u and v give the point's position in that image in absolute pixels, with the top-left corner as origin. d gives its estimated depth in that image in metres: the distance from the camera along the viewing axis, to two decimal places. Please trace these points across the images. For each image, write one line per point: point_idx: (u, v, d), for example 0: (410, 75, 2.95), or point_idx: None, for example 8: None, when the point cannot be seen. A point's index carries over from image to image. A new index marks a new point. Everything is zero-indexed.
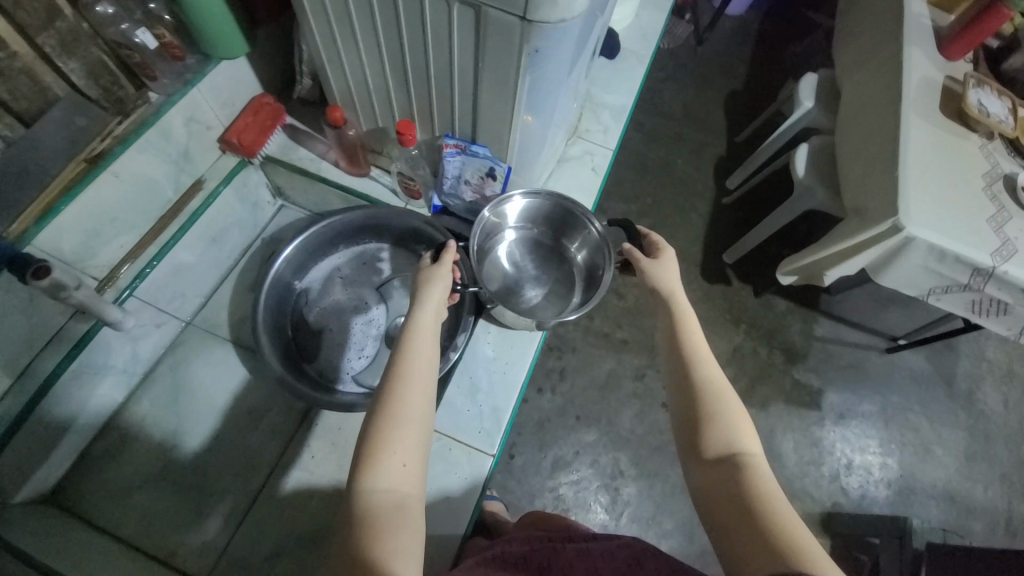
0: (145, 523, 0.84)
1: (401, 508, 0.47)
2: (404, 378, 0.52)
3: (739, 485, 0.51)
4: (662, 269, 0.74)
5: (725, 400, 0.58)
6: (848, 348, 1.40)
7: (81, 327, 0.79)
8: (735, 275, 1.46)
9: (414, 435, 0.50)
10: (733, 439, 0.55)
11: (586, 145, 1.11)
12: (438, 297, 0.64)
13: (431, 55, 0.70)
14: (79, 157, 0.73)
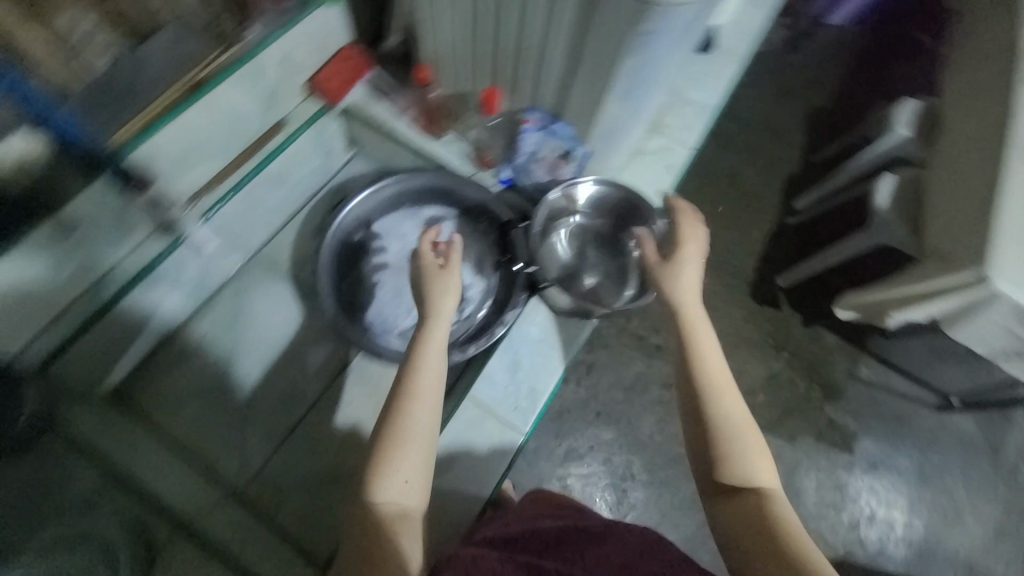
0: (192, 433, 0.89)
1: (404, 519, 0.58)
2: (408, 398, 0.61)
3: (760, 520, 0.54)
4: (684, 274, 0.71)
5: (745, 434, 0.60)
6: (894, 396, 1.32)
7: (161, 241, 0.82)
8: (787, 301, 1.39)
9: (415, 453, 0.59)
10: (753, 474, 0.58)
11: (666, 141, 1.06)
12: (447, 310, 0.69)
13: (535, 24, 0.68)
14: (182, 82, 0.76)
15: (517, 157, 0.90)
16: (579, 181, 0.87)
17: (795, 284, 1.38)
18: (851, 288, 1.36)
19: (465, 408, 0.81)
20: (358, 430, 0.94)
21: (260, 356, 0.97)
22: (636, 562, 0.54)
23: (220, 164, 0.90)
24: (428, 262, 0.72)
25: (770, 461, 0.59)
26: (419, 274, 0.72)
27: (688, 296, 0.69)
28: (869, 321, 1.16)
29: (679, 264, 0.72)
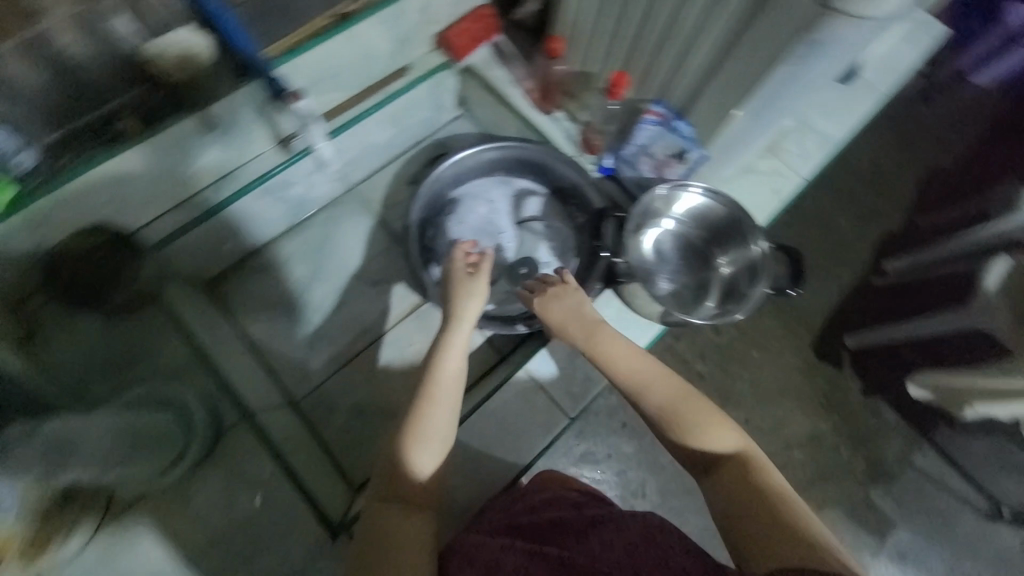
0: (268, 332, 0.97)
1: (416, 514, 0.57)
2: (428, 398, 0.61)
3: (745, 488, 0.54)
4: (555, 306, 0.72)
5: (688, 408, 0.60)
6: (943, 492, 1.20)
7: (281, 157, 0.88)
8: (852, 363, 1.27)
9: (430, 454, 0.60)
10: (716, 441, 0.58)
11: (777, 165, 1.01)
12: (473, 314, 0.69)
13: (692, 13, 0.66)
14: (332, 11, 0.81)
15: (628, 149, 0.88)
16: (689, 186, 0.84)
17: (866, 347, 1.25)
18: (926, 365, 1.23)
19: (518, 378, 0.84)
20: (404, 375, 0.97)
21: (331, 284, 1.02)
22: (639, 550, 0.53)
23: (342, 96, 0.94)
24: (458, 272, 0.74)
25: (731, 421, 0.60)
26: (450, 282, 0.73)
27: (581, 324, 0.70)
28: (945, 404, 1.11)
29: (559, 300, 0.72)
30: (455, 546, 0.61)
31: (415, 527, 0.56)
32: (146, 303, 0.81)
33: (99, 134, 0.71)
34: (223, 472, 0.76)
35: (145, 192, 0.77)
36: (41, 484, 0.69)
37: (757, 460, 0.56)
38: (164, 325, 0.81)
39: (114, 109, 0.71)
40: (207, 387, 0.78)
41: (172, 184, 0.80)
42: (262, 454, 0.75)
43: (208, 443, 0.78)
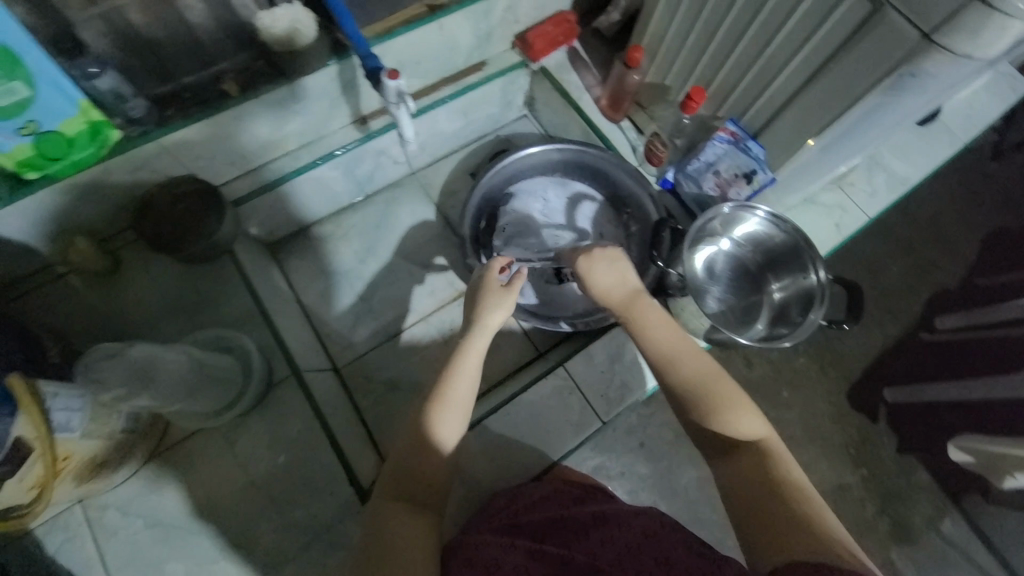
0: (318, 299, 1.00)
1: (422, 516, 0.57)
2: (442, 404, 0.61)
3: (761, 475, 0.53)
4: (599, 267, 0.68)
5: (719, 389, 0.59)
6: (973, 569, 1.11)
7: (358, 134, 0.94)
8: (887, 419, 1.19)
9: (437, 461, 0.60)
10: (744, 428, 0.57)
11: (843, 199, 0.98)
12: (493, 326, 0.67)
13: (781, 35, 0.67)
14: (424, 2, 0.85)
15: (692, 165, 0.86)
16: (756, 207, 0.80)
17: (905, 403, 1.19)
18: (970, 433, 1.15)
19: (555, 375, 0.84)
20: (433, 359, 0.98)
21: (377, 261, 1.04)
22: (641, 547, 0.53)
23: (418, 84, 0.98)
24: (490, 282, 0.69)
25: (760, 413, 0.58)
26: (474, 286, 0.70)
27: (622, 292, 0.68)
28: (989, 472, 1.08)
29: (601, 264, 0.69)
30: (457, 544, 0.59)
31: (417, 526, 0.55)
32: (223, 255, 0.85)
33: (202, 93, 0.75)
34: (266, 423, 0.77)
35: (233, 151, 0.82)
36: (107, 411, 0.60)
37: (776, 452, 0.55)
38: (230, 278, 0.85)
39: (219, 71, 0.76)
40: (263, 341, 0.81)
41: (258, 147, 0.85)
42: (303, 414, 0.77)
43: (262, 392, 0.78)
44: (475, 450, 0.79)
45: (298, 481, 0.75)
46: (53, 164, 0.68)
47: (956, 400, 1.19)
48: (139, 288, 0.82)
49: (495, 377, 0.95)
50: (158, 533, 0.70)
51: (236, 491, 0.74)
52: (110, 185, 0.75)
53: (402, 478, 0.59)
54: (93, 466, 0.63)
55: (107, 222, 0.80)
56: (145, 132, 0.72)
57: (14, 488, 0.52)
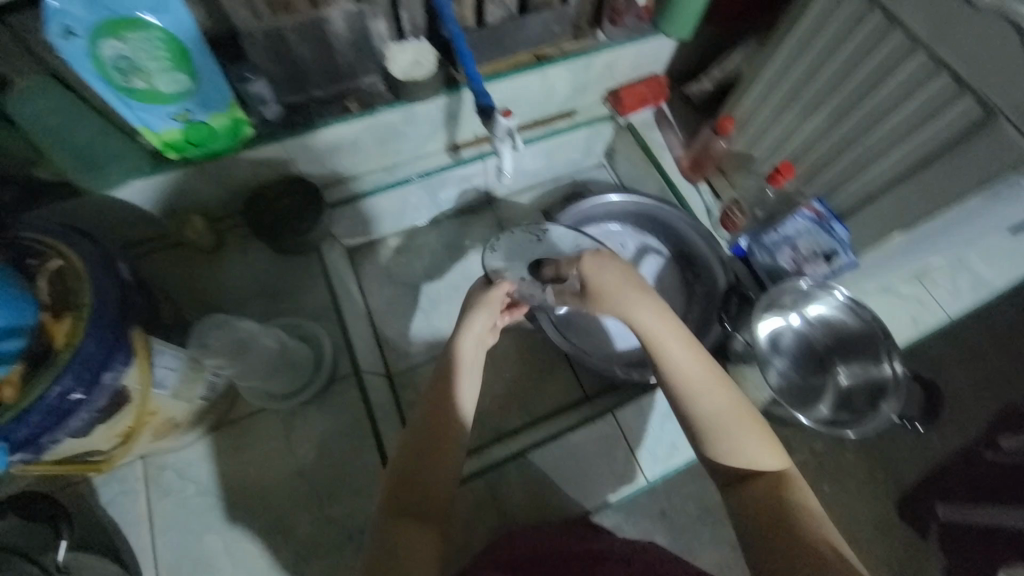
0: (380, 306, 1.04)
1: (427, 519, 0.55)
2: (434, 407, 0.60)
3: (780, 518, 0.49)
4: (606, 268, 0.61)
5: (736, 419, 0.54)
6: None
7: (449, 159, 1.00)
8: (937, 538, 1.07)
9: (440, 471, 0.58)
10: (762, 463, 0.53)
11: (922, 293, 0.96)
12: (481, 328, 0.66)
13: (885, 126, 0.68)
14: (532, 52, 0.92)
15: (768, 236, 0.86)
16: (836, 288, 0.81)
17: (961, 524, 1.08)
18: None
19: (605, 422, 0.83)
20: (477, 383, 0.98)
21: (441, 279, 1.08)
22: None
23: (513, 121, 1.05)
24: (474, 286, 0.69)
25: (780, 447, 0.55)
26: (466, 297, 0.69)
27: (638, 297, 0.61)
28: None
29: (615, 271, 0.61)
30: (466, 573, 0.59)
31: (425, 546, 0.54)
32: (311, 250, 0.93)
33: (326, 106, 0.84)
34: (321, 414, 0.80)
35: (338, 158, 0.90)
36: (194, 372, 0.65)
37: (797, 491, 0.52)
38: (314, 273, 0.92)
39: (345, 89, 0.84)
40: (336, 340, 0.87)
41: (361, 158, 0.93)
42: (358, 413, 0.81)
43: (322, 386, 0.81)
44: (515, 481, 0.80)
45: (338, 476, 0.77)
46: (192, 149, 0.77)
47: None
48: (234, 267, 0.89)
49: (539, 412, 0.95)
50: (206, 501, 0.74)
51: (286, 475, 0.76)
52: (231, 174, 0.84)
53: (413, 498, 0.56)
54: (169, 424, 0.67)
55: (222, 205, 0.88)
56: (272, 133, 0.81)
57: (102, 432, 0.56)
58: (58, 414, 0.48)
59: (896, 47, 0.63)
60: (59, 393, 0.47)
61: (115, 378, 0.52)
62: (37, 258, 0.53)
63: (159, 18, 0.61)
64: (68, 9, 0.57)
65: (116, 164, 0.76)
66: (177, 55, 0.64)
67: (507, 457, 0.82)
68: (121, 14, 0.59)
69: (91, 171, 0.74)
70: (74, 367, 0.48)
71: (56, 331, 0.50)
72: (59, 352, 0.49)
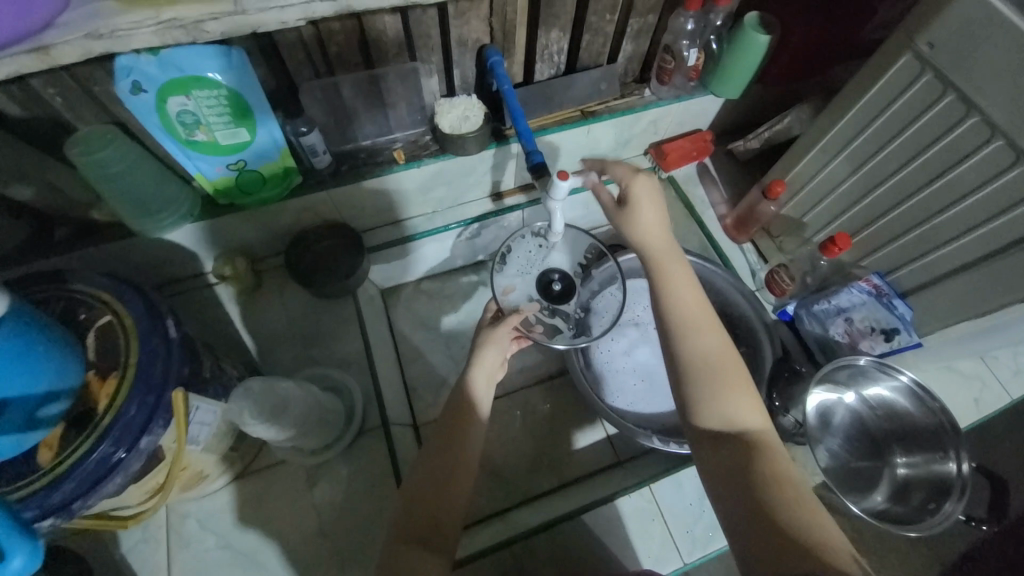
0: (409, 350, 1.02)
1: (440, 532, 0.59)
2: (447, 435, 0.66)
3: (753, 463, 0.52)
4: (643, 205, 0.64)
5: (728, 368, 0.59)
6: None
7: (490, 208, 1.01)
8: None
9: (453, 492, 0.62)
10: (742, 416, 0.57)
11: (981, 369, 0.87)
12: (492, 363, 0.75)
13: (958, 208, 0.64)
14: (579, 107, 0.91)
15: (820, 308, 0.83)
16: (904, 377, 0.76)
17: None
18: None
19: (639, 495, 0.79)
20: (503, 439, 0.94)
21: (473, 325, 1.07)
22: None
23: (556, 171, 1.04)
24: (484, 324, 0.80)
25: (759, 405, 0.58)
26: (477, 331, 0.79)
27: (659, 246, 0.64)
28: None
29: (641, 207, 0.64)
30: None
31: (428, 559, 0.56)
32: (346, 295, 0.92)
33: (375, 156, 0.85)
34: (348, 467, 0.78)
35: (380, 206, 0.91)
36: (225, 420, 0.64)
37: (767, 438, 0.56)
38: (349, 317, 0.92)
39: (395, 139, 0.86)
40: (366, 388, 0.86)
41: (403, 205, 0.94)
42: (382, 468, 0.78)
43: (351, 436, 0.79)
44: (542, 557, 0.74)
45: (360, 537, 0.74)
46: (243, 197, 0.78)
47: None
48: (271, 309, 0.90)
49: (570, 475, 0.90)
50: (225, 556, 0.72)
51: (307, 534, 0.74)
52: (276, 220, 0.85)
53: (415, 514, 0.60)
54: (197, 475, 0.67)
55: (263, 246, 0.89)
56: (319, 182, 0.82)
57: (134, 489, 0.55)
58: (92, 479, 0.48)
59: (972, 131, 0.60)
60: (98, 456, 0.48)
61: (150, 442, 0.51)
62: (89, 312, 0.55)
63: (223, 75, 0.62)
64: (136, 65, 0.58)
65: (169, 210, 0.74)
66: (237, 111, 0.66)
67: (539, 525, 0.77)
68: (189, 73, 0.61)
69: (141, 216, 0.73)
70: (114, 433, 0.48)
71: (101, 392, 0.51)
72: (100, 417, 0.49)
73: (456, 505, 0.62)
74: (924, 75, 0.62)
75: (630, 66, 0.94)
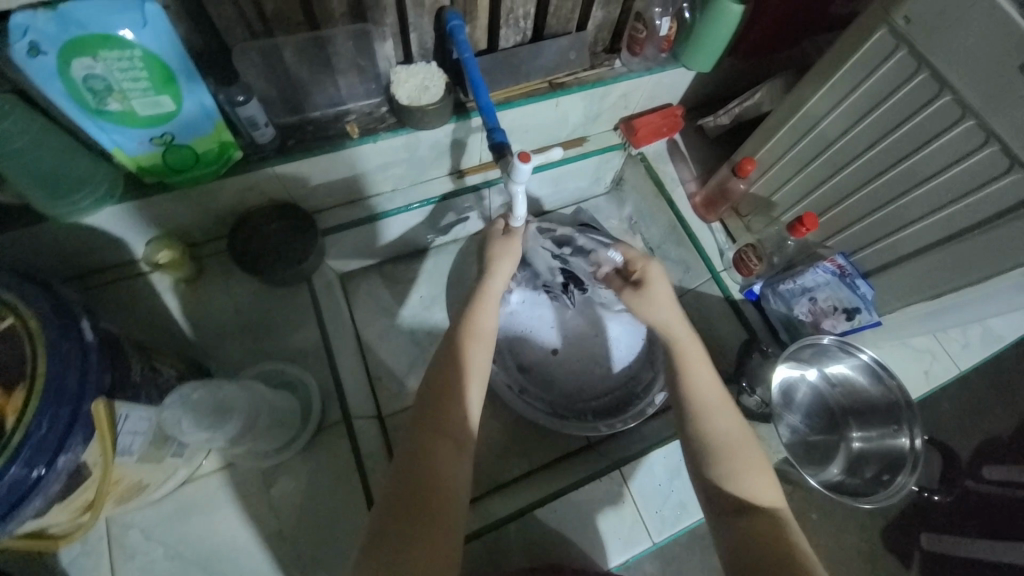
0: (374, 337, 0.97)
1: (440, 507, 0.51)
2: (451, 388, 0.59)
3: (774, 537, 0.50)
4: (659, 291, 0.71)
5: (746, 447, 0.58)
6: None
7: (452, 185, 0.95)
8: (920, 567, 1.13)
9: (454, 443, 0.56)
10: (758, 494, 0.54)
11: (932, 344, 0.91)
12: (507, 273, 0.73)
13: (922, 190, 0.65)
14: (547, 79, 0.86)
15: (782, 293, 0.84)
16: (861, 352, 0.78)
17: (939, 552, 1.14)
18: None
19: (610, 478, 0.77)
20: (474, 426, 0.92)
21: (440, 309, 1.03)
22: None
23: (536, 143, 0.97)
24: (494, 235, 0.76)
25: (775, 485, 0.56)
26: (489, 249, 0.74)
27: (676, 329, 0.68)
28: None
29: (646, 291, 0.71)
30: None
31: (444, 514, 0.51)
32: (300, 282, 0.86)
33: (323, 129, 0.77)
34: (309, 469, 0.74)
35: (333, 184, 0.84)
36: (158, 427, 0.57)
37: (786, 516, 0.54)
38: (306, 307, 0.86)
39: (346, 111, 0.78)
40: (326, 381, 0.81)
41: (359, 184, 0.86)
42: (344, 463, 0.74)
43: (312, 431, 0.75)
44: (513, 544, 0.72)
45: (324, 536, 0.70)
46: (173, 176, 0.69)
47: (979, 562, 1.15)
48: (216, 298, 0.82)
49: (541, 460, 0.89)
50: (176, 566, 0.67)
51: (268, 535, 0.70)
52: (214, 200, 0.76)
53: (436, 413, 0.57)
54: (137, 485, 0.61)
55: (202, 230, 0.81)
56: (263, 158, 0.74)
57: (59, 509, 0.49)
58: (9, 503, 0.42)
59: (942, 110, 0.59)
60: (12, 478, 0.41)
61: (70, 461, 0.45)
62: None
63: (137, 34, 0.53)
64: (32, 23, 0.50)
65: (84, 191, 0.66)
66: (157, 75, 0.57)
67: (514, 513, 0.74)
68: (94, 31, 0.52)
69: (54, 198, 0.64)
70: (24, 453, 0.42)
71: (7, 407, 0.44)
72: (8, 433, 0.43)
73: (456, 478, 0.54)
74: (899, 51, 0.61)
75: (600, 34, 0.89)
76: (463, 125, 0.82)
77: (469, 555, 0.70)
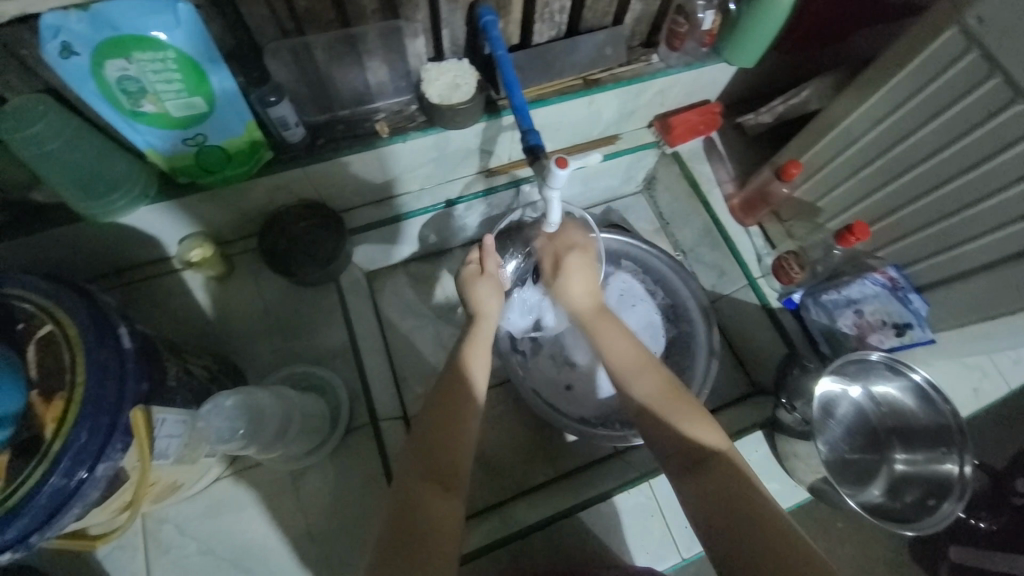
0: (399, 336, 0.97)
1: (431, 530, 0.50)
2: (448, 424, 0.57)
3: (729, 484, 0.51)
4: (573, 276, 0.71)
5: (668, 401, 0.58)
6: None
7: (481, 184, 0.93)
8: None
9: (448, 459, 0.55)
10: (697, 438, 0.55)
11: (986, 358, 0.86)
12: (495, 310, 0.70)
13: (989, 203, 0.60)
14: (581, 75, 0.82)
15: (824, 305, 0.81)
16: (915, 371, 0.74)
17: None
18: None
19: (639, 491, 0.75)
20: (497, 427, 0.91)
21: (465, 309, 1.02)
22: None
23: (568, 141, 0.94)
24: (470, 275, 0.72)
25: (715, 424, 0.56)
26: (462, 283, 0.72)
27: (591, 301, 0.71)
28: None
29: (585, 258, 0.73)
30: None
31: (438, 512, 0.52)
32: (328, 282, 0.86)
33: (353, 128, 0.76)
34: (335, 469, 0.74)
35: (362, 184, 0.83)
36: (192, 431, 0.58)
37: (737, 457, 0.54)
38: (332, 306, 0.85)
39: (375, 110, 0.77)
40: (351, 381, 0.81)
41: (388, 183, 0.85)
42: (370, 465, 0.74)
43: (338, 433, 0.75)
44: (536, 553, 0.71)
45: (349, 537, 0.71)
46: (205, 176, 0.69)
47: None
48: (245, 297, 0.83)
49: (565, 467, 0.88)
50: (207, 562, 0.69)
51: (295, 534, 0.71)
52: (244, 200, 0.76)
53: (427, 457, 0.55)
54: (171, 484, 0.62)
55: (232, 229, 0.82)
56: (292, 158, 0.73)
57: (97, 511, 0.50)
58: (48, 511, 0.42)
59: (1016, 118, 0.54)
60: (53, 487, 0.42)
61: (109, 468, 0.46)
62: (27, 320, 0.48)
63: (170, 35, 0.53)
64: (64, 24, 0.49)
65: (119, 191, 0.66)
66: (189, 76, 0.57)
67: (536, 524, 0.73)
68: (126, 32, 0.51)
69: (89, 197, 0.64)
70: (64, 462, 0.42)
71: (48, 415, 0.45)
72: (49, 442, 0.43)
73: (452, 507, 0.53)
74: (970, 52, 0.55)
75: (637, 28, 0.85)
76: (494, 124, 0.79)
77: (491, 564, 0.69)
